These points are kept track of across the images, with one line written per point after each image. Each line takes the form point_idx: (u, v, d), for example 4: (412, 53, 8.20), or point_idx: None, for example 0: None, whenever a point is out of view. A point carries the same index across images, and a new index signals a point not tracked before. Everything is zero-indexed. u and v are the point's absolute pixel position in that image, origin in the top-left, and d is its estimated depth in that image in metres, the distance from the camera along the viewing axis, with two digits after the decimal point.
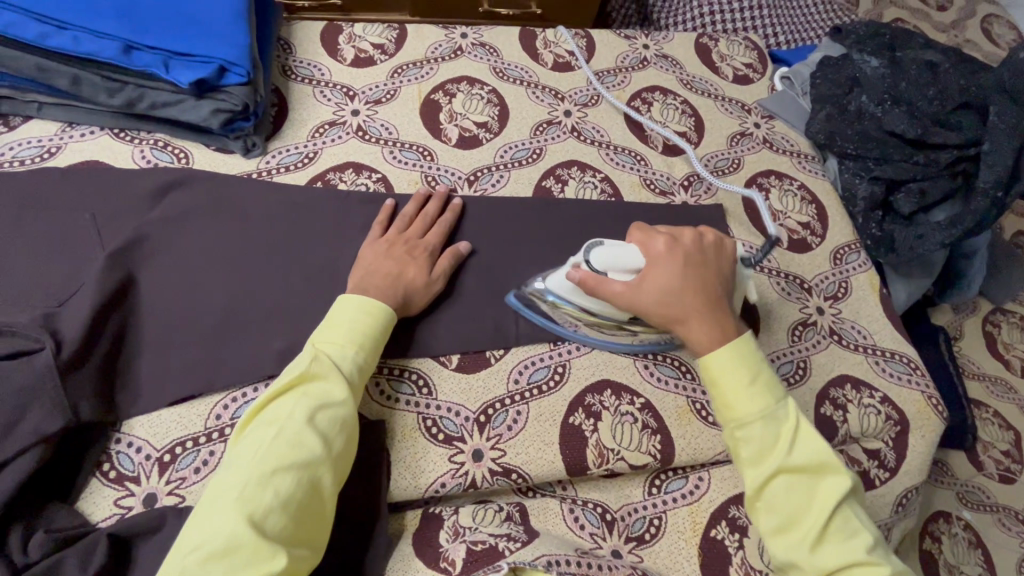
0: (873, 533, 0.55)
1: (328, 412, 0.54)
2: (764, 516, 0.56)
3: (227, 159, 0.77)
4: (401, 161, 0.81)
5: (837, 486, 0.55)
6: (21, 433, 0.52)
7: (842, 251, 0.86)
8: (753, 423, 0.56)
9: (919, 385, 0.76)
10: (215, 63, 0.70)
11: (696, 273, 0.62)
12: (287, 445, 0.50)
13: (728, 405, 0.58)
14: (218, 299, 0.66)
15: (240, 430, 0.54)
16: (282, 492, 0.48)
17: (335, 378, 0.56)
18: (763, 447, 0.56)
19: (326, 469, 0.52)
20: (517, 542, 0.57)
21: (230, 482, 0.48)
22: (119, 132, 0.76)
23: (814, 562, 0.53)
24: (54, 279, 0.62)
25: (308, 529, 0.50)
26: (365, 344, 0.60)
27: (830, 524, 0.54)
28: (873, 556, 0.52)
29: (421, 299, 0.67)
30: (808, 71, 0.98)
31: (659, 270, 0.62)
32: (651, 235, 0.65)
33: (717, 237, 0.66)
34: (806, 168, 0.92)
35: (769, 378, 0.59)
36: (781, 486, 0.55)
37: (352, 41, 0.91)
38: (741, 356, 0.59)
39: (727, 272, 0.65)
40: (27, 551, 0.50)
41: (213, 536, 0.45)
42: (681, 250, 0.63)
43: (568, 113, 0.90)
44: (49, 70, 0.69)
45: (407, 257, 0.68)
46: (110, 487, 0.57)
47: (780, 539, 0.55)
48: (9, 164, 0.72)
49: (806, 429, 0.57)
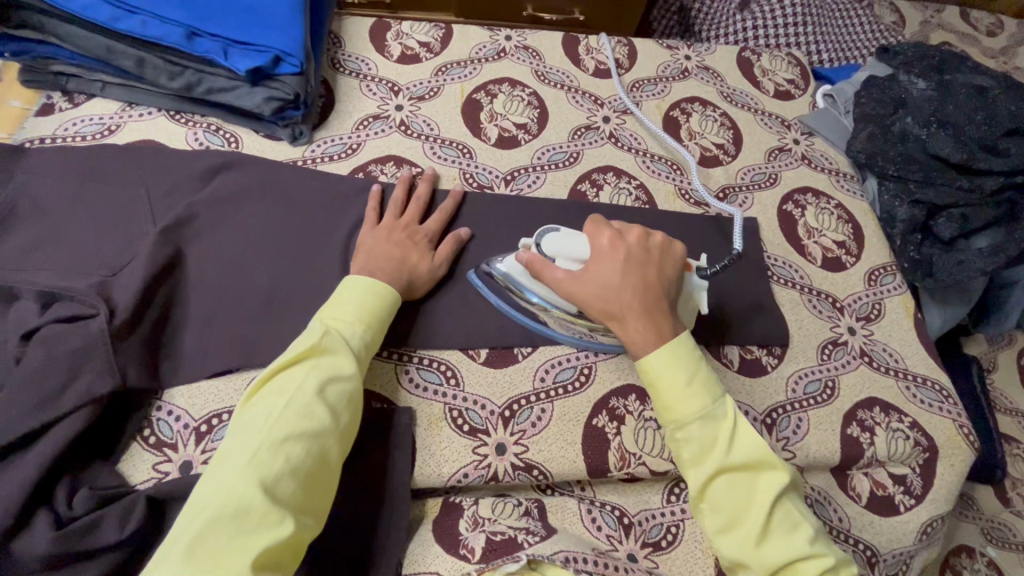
0: (814, 525, 0.55)
1: (337, 386, 0.55)
2: (710, 516, 0.56)
3: (275, 146, 0.80)
4: (441, 157, 0.83)
5: (774, 482, 0.54)
6: (74, 393, 0.55)
7: (877, 272, 0.85)
8: (692, 424, 0.56)
9: (950, 413, 0.75)
10: (271, 53, 0.73)
11: (638, 273, 0.62)
12: (297, 414, 0.51)
13: (667, 406, 0.58)
14: (258, 280, 0.68)
15: (246, 398, 0.53)
16: (292, 459, 0.49)
17: (344, 354, 0.57)
18: (703, 447, 0.56)
19: (332, 440, 0.53)
20: (536, 535, 0.59)
21: (239, 449, 0.48)
22: (175, 115, 0.79)
23: (762, 559, 0.53)
24: (109, 250, 0.65)
25: (314, 499, 0.50)
26: (372, 323, 0.61)
27: (772, 521, 0.54)
28: (816, 548, 0.53)
29: (424, 285, 0.69)
30: (852, 90, 0.97)
31: (602, 264, 0.62)
32: (600, 229, 0.65)
33: (665, 239, 0.65)
34: (844, 187, 0.91)
35: (707, 377, 0.59)
36: (721, 486, 0.55)
37: (400, 39, 0.93)
38: (677, 357, 0.58)
39: (672, 277, 0.64)
40: (72, 505, 0.52)
41: (223, 498, 0.45)
42: (624, 246, 0.63)
43: (607, 119, 0.91)
44: (117, 51, 0.73)
45: (408, 242, 0.69)
46: (149, 451, 0.59)
47: (726, 538, 0.55)
48: (73, 139, 0.76)
49: (742, 427, 0.57)
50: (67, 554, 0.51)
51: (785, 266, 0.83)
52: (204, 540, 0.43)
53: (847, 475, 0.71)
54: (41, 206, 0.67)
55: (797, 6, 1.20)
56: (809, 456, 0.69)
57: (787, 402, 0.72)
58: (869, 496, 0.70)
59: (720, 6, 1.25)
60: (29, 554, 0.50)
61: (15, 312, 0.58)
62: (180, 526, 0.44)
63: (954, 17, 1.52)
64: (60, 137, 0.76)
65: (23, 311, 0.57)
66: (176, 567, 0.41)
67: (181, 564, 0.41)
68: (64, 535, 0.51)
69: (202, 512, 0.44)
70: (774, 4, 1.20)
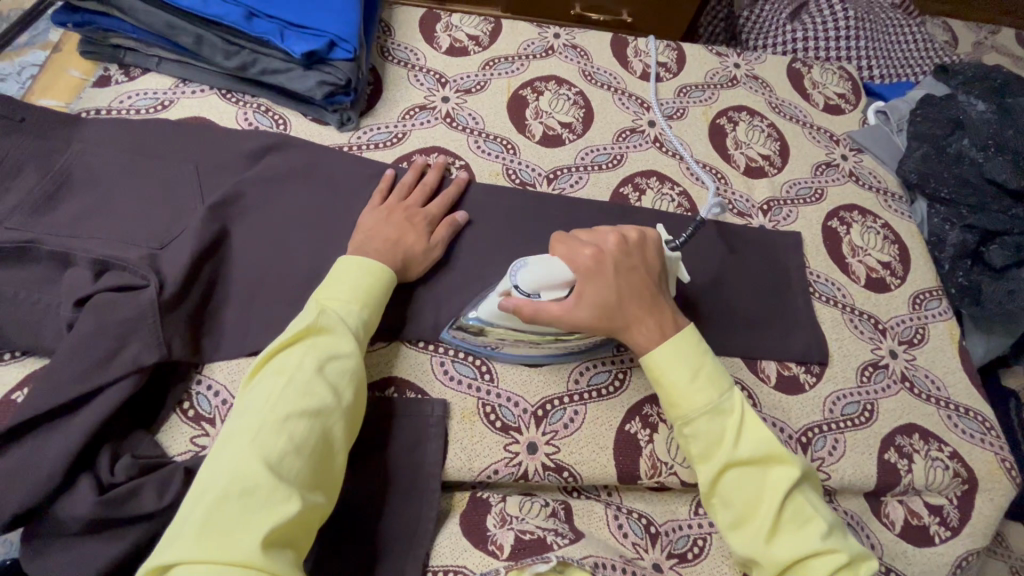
0: (826, 518, 0.54)
1: (336, 363, 0.53)
2: (721, 511, 0.56)
3: (323, 131, 0.80)
4: (485, 151, 0.83)
5: (784, 476, 0.54)
6: (122, 361, 0.56)
7: (922, 296, 0.82)
8: (697, 420, 0.56)
9: (993, 446, 0.73)
10: (327, 37, 0.74)
11: (631, 280, 0.60)
12: (298, 392, 0.50)
13: (674, 403, 0.58)
14: (299, 262, 0.68)
15: (248, 380, 0.53)
16: (295, 437, 0.47)
17: (341, 333, 0.56)
18: (709, 442, 0.56)
19: (336, 418, 0.51)
20: (565, 538, 0.58)
21: (242, 430, 0.47)
22: (226, 94, 0.80)
23: (773, 555, 0.52)
24: (159, 222, 0.66)
25: (323, 477, 0.49)
26: (369, 303, 0.60)
27: (782, 515, 0.53)
28: (828, 543, 0.52)
29: (419, 267, 0.68)
30: (906, 107, 0.95)
31: (594, 284, 0.59)
32: (574, 245, 0.61)
33: (640, 230, 0.63)
34: (893, 207, 0.89)
35: (713, 369, 0.59)
36: (730, 481, 0.55)
37: (449, 31, 0.93)
38: (684, 350, 0.59)
39: (656, 266, 0.63)
40: (115, 471, 0.53)
41: (228, 477, 0.44)
42: (609, 258, 0.60)
43: (652, 123, 0.90)
44: (177, 27, 0.74)
45: (406, 223, 0.68)
46: (187, 424, 0.60)
47: (737, 534, 0.54)
48: (127, 112, 0.77)
49: (749, 419, 0.56)
50: (107, 519, 0.52)
51: (828, 283, 0.81)
52: (212, 519, 0.42)
53: (881, 501, 0.70)
54: (94, 175, 0.68)
55: (850, 18, 1.18)
56: (845, 479, 0.68)
57: (824, 422, 0.71)
58: (903, 524, 0.69)
59: (769, 15, 1.23)
60: (73, 515, 0.51)
61: (68, 279, 0.59)
62: (188, 507, 0.43)
63: (1009, 40, 1.47)
64: (115, 109, 0.77)
65: (77, 278, 0.59)
66: (188, 545, 0.40)
67: (193, 544, 0.41)
68: (105, 500, 0.51)
69: (211, 491, 0.44)
70: (826, 16, 1.18)
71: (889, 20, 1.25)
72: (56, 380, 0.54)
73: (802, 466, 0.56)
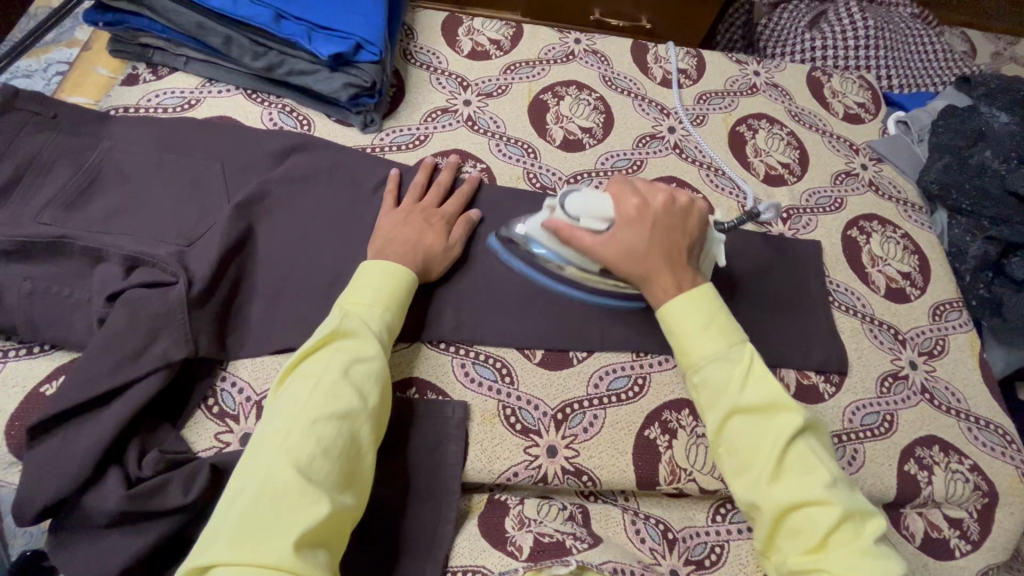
0: (832, 470, 0.52)
1: (362, 366, 0.54)
2: (726, 459, 0.55)
3: (346, 132, 0.81)
4: (506, 155, 0.83)
5: (789, 423, 0.53)
6: (152, 357, 0.57)
7: (942, 307, 0.82)
8: (706, 366, 0.57)
9: (1013, 459, 0.73)
10: (353, 40, 0.74)
11: (663, 236, 0.63)
12: (325, 395, 0.50)
13: (684, 350, 0.59)
14: (323, 262, 0.69)
15: (277, 386, 0.53)
16: (324, 440, 0.48)
17: (365, 335, 0.56)
18: (716, 388, 0.56)
19: (363, 420, 0.51)
20: (584, 542, 0.58)
21: (272, 434, 0.48)
22: (252, 94, 0.81)
23: (775, 498, 0.51)
24: (185, 219, 0.67)
25: (353, 479, 0.49)
26: (392, 305, 0.60)
27: (786, 461, 0.52)
28: (830, 493, 0.50)
29: (440, 266, 0.68)
30: (928, 119, 0.95)
31: (628, 230, 0.63)
32: (626, 191, 0.66)
33: (690, 197, 0.66)
34: (912, 218, 0.88)
35: (725, 322, 0.59)
36: (737, 428, 0.54)
37: (471, 34, 0.94)
38: (699, 302, 0.60)
39: (696, 236, 0.65)
40: (142, 465, 0.54)
41: (261, 481, 0.44)
42: (651, 213, 0.64)
43: (672, 129, 0.90)
44: (207, 28, 0.75)
45: (425, 225, 0.69)
46: (212, 421, 0.61)
47: (740, 480, 0.54)
48: (155, 110, 0.78)
49: (759, 369, 0.56)
50: (134, 513, 0.52)
51: (847, 292, 0.81)
52: (247, 522, 0.42)
53: (901, 513, 0.69)
54: (124, 173, 0.69)
55: (869, 28, 1.18)
56: (865, 489, 0.67)
57: (843, 432, 0.70)
58: (924, 537, 0.68)
59: (787, 23, 1.23)
60: (102, 507, 0.52)
61: (100, 274, 0.60)
62: (222, 511, 0.44)
63: None
64: (143, 107, 0.78)
65: (109, 273, 0.60)
66: (222, 549, 0.41)
67: (229, 547, 0.41)
68: (134, 494, 0.52)
69: (243, 495, 0.44)
70: (845, 25, 1.18)
71: (908, 30, 1.24)
72: (88, 374, 0.55)
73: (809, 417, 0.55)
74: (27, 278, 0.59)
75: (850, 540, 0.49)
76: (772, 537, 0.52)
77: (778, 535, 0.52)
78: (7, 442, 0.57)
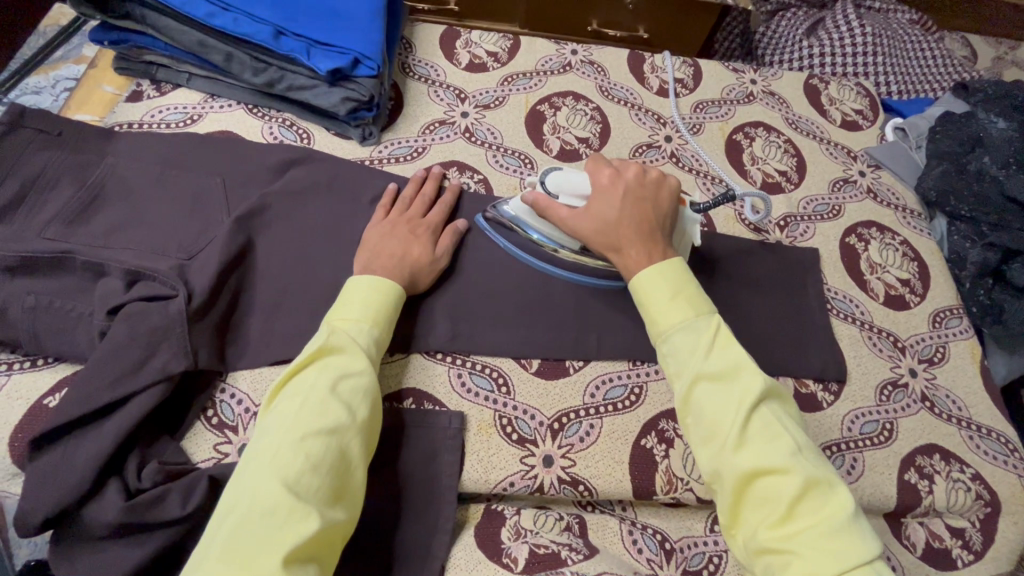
0: (797, 438, 0.51)
1: (349, 382, 0.54)
2: (693, 428, 0.54)
3: (344, 145, 0.82)
4: (503, 166, 0.84)
5: (754, 386, 0.52)
6: (151, 370, 0.58)
7: (942, 315, 0.82)
8: (675, 333, 0.57)
9: (1016, 467, 0.72)
10: (351, 55, 0.75)
11: (634, 206, 0.65)
12: (312, 412, 0.51)
13: (653, 320, 0.59)
14: (321, 273, 0.70)
15: (266, 406, 0.54)
16: (313, 456, 0.48)
17: (354, 351, 0.57)
18: (683, 355, 0.55)
19: (352, 435, 0.52)
20: (580, 553, 0.58)
21: (262, 452, 0.48)
22: (253, 109, 0.82)
23: (737, 466, 0.49)
24: (186, 233, 0.68)
25: (343, 493, 0.50)
26: (380, 320, 0.61)
27: (750, 427, 0.50)
28: (793, 460, 0.49)
29: (427, 278, 0.69)
30: (925, 125, 0.96)
31: (600, 202, 0.65)
32: (601, 167, 0.68)
33: (661, 172, 0.68)
34: (912, 225, 0.88)
35: (694, 293, 0.59)
36: (703, 395, 0.53)
37: (468, 47, 0.95)
38: (668, 274, 0.60)
39: (668, 209, 0.67)
40: (141, 477, 0.55)
41: (250, 500, 0.45)
42: (622, 183, 0.66)
43: (669, 138, 0.91)
44: (208, 46, 0.76)
45: (410, 236, 0.69)
46: (211, 432, 0.61)
47: (705, 449, 0.52)
48: (158, 126, 0.79)
49: (727, 338, 0.56)
50: (134, 524, 0.53)
51: (845, 300, 0.80)
52: (235, 542, 0.42)
53: (901, 523, 0.69)
54: (127, 188, 0.70)
55: (867, 34, 1.18)
56: (864, 498, 0.67)
57: (841, 441, 0.70)
58: (925, 547, 0.68)
59: (785, 30, 1.24)
60: (101, 519, 0.53)
61: (102, 289, 0.61)
62: (212, 532, 0.44)
63: None
64: (146, 123, 0.79)
65: (110, 288, 0.61)
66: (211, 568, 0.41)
67: (216, 566, 0.41)
68: (132, 505, 0.53)
69: (234, 513, 0.44)
70: (842, 32, 1.18)
71: (907, 36, 1.24)
72: (89, 387, 0.56)
73: (773, 385, 0.54)
74: (31, 293, 0.60)
75: (818, 513, 0.46)
76: (736, 510, 0.50)
77: (743, 507, 0.49)
78: (10, 454, 0.58)
